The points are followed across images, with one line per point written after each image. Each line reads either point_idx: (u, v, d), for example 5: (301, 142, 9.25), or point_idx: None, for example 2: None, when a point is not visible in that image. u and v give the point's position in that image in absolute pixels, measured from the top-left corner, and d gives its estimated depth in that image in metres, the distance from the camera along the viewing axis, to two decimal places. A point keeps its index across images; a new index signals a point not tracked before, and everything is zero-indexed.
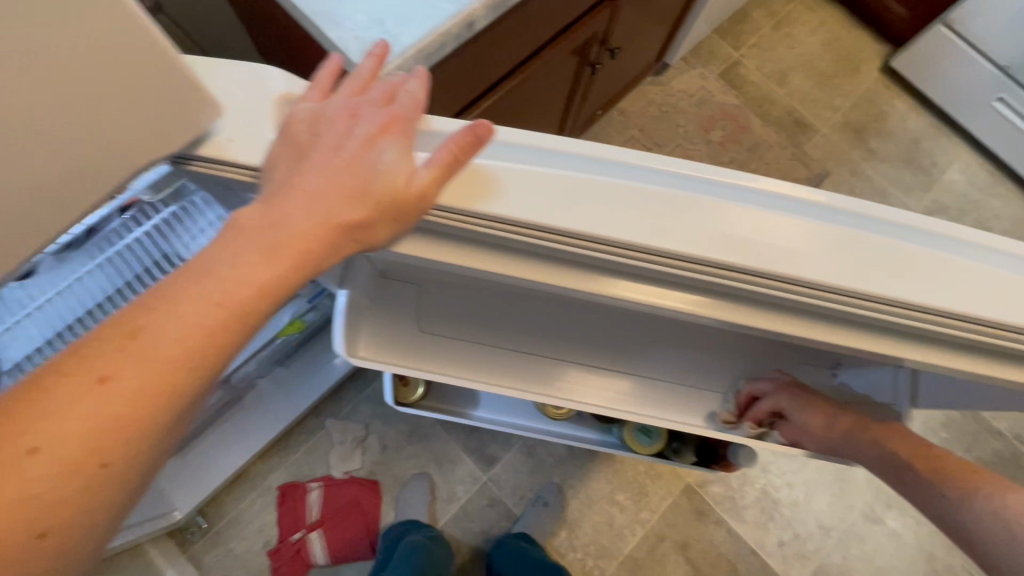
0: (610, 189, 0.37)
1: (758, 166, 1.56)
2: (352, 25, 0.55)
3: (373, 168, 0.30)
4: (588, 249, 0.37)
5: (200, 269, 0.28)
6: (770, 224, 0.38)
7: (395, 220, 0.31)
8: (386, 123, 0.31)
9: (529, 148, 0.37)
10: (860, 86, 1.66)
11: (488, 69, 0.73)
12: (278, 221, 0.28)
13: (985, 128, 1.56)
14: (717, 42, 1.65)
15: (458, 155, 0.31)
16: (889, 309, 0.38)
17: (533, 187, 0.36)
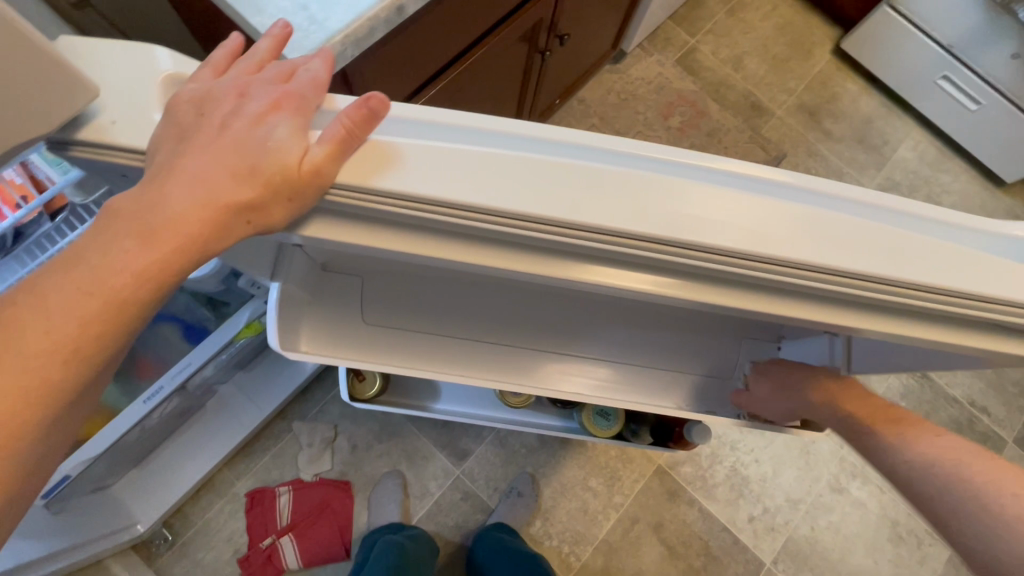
0: (543, 167, 0.33)
1: (717, 150, 1.58)
2: (275, 12, 0.54)
3: (263, 144, 0.29)
4: (524, 231, 0.34)
5: (71, 257, 0.26)
6: (720, 199, 0.35)
7: (291, 201, 0.30)
8: (278, 101, 0.30)
9: (449, 127, 0.34)
10: (813, 69, 1.70)
11: (430, 56, 0.72)
12: (153, 204, 0.27)
13: (932, 105, 1.61)
14: (673, 29, 1.67)
15: (348, 126, 0.30)
16: (849, 284, 0.36)
17: (455, 163, 0.32)
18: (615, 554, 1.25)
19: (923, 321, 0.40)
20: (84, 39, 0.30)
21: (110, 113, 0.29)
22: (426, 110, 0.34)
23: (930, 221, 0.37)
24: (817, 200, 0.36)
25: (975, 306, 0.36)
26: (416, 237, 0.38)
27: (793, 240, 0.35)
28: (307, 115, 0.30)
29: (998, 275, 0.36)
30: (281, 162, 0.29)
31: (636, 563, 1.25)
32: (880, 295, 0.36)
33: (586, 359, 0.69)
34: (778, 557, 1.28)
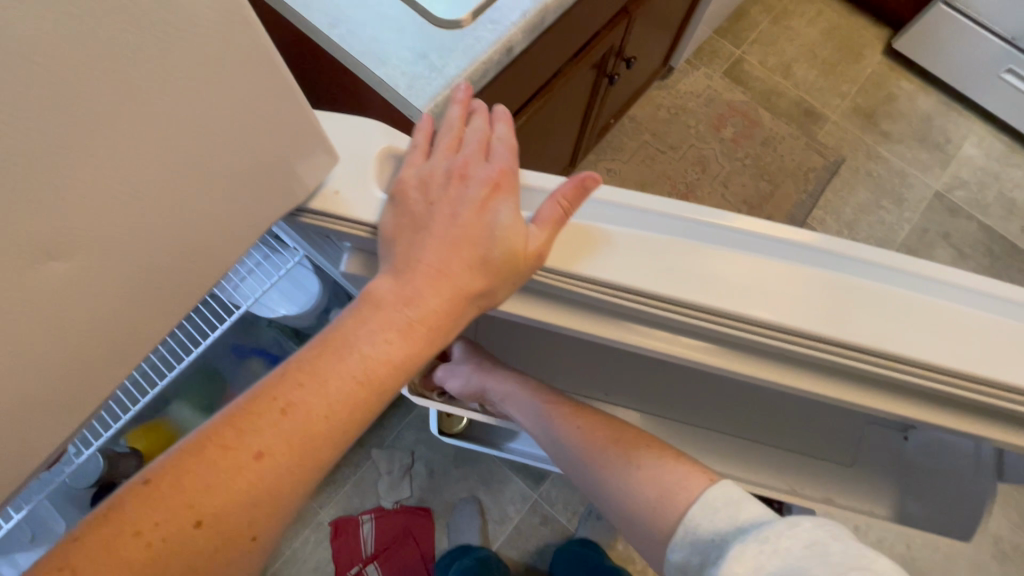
0: (680, 253, 0.40)
1: (773, 158, 1.56)
2: (398, 62, 0.56)
3: (492, 229, 0.37)
4: (658, 312, 0.41)
5: (344, 346, 0.34)
6: (827, 283, 0.40)
7: (513, 279, 0.38)
8: (496, 180, 0.39)
9: (631, 209, 0.42)
10: (865, 70, 1.67)
11: (521, 89, 0.74)
12: (412, 301, 0.35)
13: (996, 100, 1.56)
14: (717, 41, 1.67)
15: (565, 206, 0.39)
16: (945, 379, 0.39)
17: (625, 249, 0.40)
18: None
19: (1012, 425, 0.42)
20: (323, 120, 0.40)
21: (336, 184, 0.38)
22: (610, 191, 0.44)
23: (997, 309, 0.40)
24: (878, 274, 0.41)
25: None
26: (575, 315, 0.44)
27: (847, 314, 0.39)
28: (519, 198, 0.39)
29: None
30: (512, 244, 0.37)
31: None
32: (973, 392, 0.39)
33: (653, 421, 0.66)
34: None
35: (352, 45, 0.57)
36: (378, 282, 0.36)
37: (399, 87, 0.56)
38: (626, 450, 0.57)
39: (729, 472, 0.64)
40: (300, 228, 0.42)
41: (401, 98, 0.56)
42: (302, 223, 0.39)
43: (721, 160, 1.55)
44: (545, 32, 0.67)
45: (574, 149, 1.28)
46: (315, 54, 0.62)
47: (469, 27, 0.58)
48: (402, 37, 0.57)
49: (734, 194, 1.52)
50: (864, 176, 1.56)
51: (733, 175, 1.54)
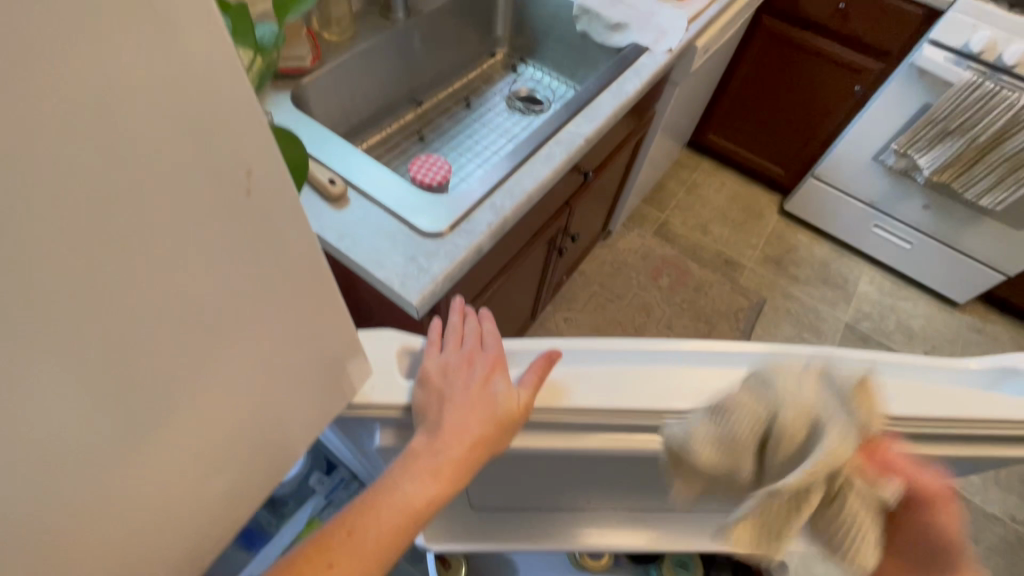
0: (652, 372, 0.51)
1: (706, 302, 1.80)
2: (393, 265, 0.71)
3: (493, 400, 0.47)
4: (652, 420, 0.50)
5: (388, 486, 0.42)
6: (765, 372, 0.52)
7: (510, 431, 0.47)
8: (494, 364, 0.50)
9: (599, 351, 0.53)
10: (767, 227, 2.02)
11: (488, 272, 0.91)
12: (437, 447, 0.44)
13: (874, 247, 1.90)
14: (645, 208, 2.01)
15: (539, 376, 0.49)
16: (864, 425, 0.50)
17: (593, 379, 0.51)
18: None
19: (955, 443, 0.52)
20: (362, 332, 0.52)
21: (371, 384, 0.49)
22: (574, 339, 0.54)
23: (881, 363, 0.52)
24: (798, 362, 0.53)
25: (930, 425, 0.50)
26: (588, 434, 0.52)
27: None
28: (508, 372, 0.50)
29: (937, 403, 0.50)
30: (508, 407, 0.47)
31: None
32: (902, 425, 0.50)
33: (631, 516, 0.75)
34: None
35: (354, 253, 0.71)
36: (412, 438, 0.46)
37: (395, 285, 0.69)
38: None
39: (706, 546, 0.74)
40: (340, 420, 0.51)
41: (394, 291, 0.69)
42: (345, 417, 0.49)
43: (663, 306, 1.77)
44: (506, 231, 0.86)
45: (534, 304, 1.45)
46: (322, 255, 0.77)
47: (447, 235, 0.75)
48: (395, 245, 0.73)
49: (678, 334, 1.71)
50: (785, 314, 1.80)
51: (675, 318, 1.75)
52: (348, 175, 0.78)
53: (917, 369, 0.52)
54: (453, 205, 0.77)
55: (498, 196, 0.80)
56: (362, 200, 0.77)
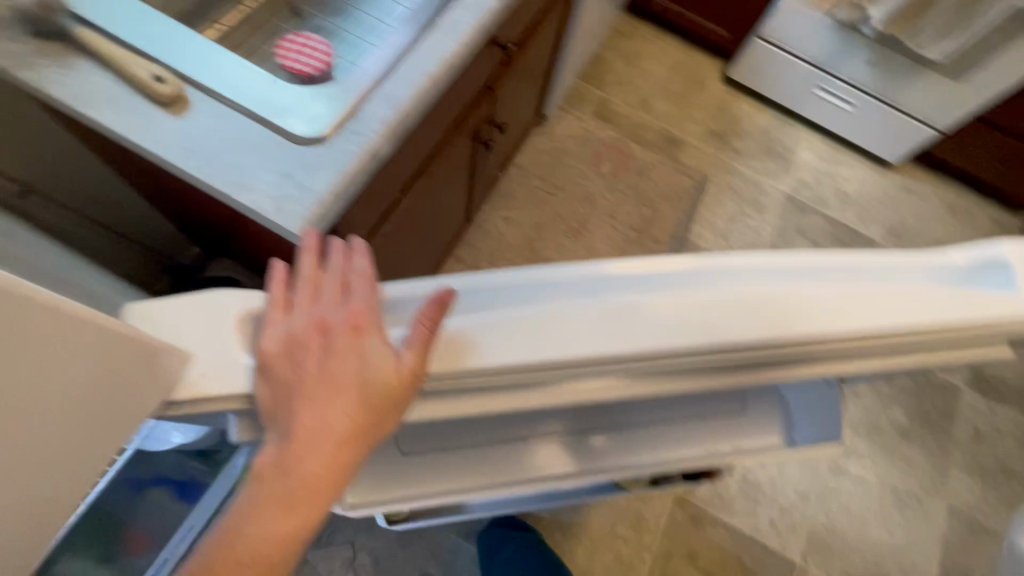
0: (596, 312, 0.36)
1: (649, 186, 1.72)
2: (262, 186, 0.56)
3: (359, 373, 0.29)
4: (599, 366, 0.37)
5: (234, 522, 0.26)
6: (754, 298, 0.38)
7: (399, 411, 0.30)
8: (355, 323, 0.30)
9: (528, 285, 0.38)
10: (709, 98, 1.90)
11: (399, 180, 0.76)
12: (290, 468, 0.27)
13: (818, 112, 1.83)
14: (583, 86, 1.83)
15: (430, 327, 0.30)
16: (871, 340, 0.39)
17: (512, 331, 0.36)
18: None
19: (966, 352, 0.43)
20: (149, 302, 0.34)
21: (198, 366, 0.34)
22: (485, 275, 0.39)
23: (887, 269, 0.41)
24: (803, 274, 0.40)
25: (952, 330, 0.40)
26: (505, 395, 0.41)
27: (787, 320, 0.38)
28: (382, 332, 0.30)
29: (973, 302, 0.39)
30: (380, 384, 0.29)
31: None
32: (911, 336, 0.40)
33: (585, 445, 0.64)
34: (807, 551, 1.35)
35: (211, 176, 0.56)
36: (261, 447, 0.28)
37: (269, 213, 0.55)
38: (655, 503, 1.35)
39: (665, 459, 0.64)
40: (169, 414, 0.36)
41: (269, 221, 0.55)
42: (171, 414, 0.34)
43: (605, 193, 1.68)
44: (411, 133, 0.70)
45: (467, 206, 1.33)
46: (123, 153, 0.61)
47: (331, 141, 0.59)
48: (264, 160, 0.57)
49: (622, 222, 1.64)
50: (728, 190, 1.76)
51: (618, 206, 1.67)
52: (186, 68, 0.59)
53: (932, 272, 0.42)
54: (331, 100, 0.60)
55: (391, 83, 0.63)
56: (211, 102, 0.59)
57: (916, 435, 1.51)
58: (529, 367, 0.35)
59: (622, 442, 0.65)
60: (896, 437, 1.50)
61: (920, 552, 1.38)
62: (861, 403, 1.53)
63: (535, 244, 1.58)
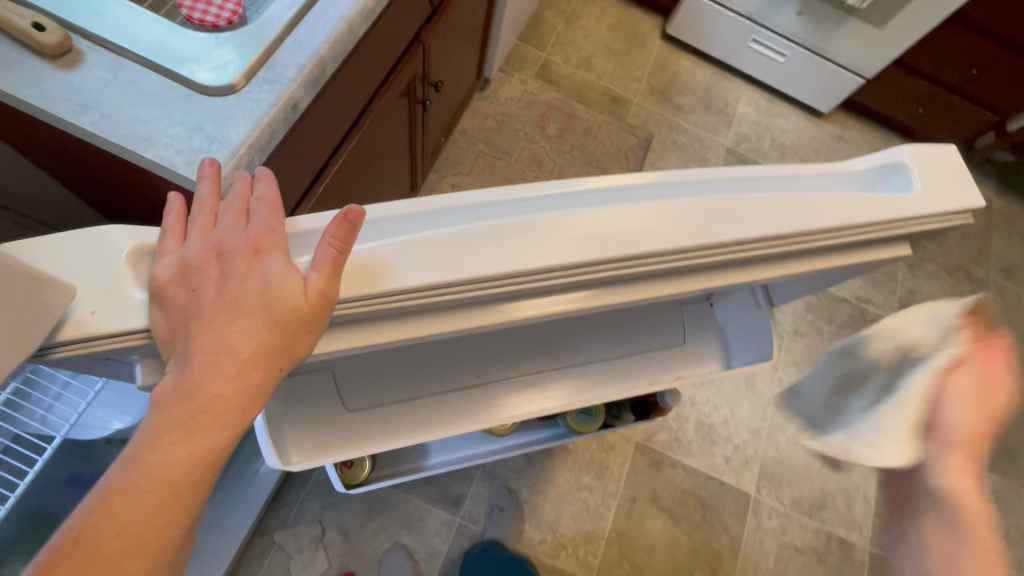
0: (513, 229, 0.37)
1: (595, 146, 1.73)
2: (168, 139, 0.52)
3: (263, 291, 0.27)
4: (523, 283, 0.37)
5: (135, 450, 0.25)
6: (670, 210, 0.39)
7: (313, 332, 0.29)
8: (257, 244, 0.28)
9: (447, 209, 0.37)
10: (650, 55, 1.91)
11: (326, 135, 0.73)
12: (192, 390, 0.25)
13: (753, 66, 1.87)
14: (524, 48, 1.81)
15: (339, 245, 0.29)
16: (781, 242, 0.42)
17: (426, 250, 0.35)
18: (625, 537, 1.33)
19: (863, 249, 0.46)
20: (30, 240, 0.31)
21: (87, 305, 0.30)
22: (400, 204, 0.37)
23: (789, 178, 0.44)
24: (713, 186, 0.42)
25: (851, 231, 0.43)
26: (434, 319, 0.40)
27: (703, 227, 0.39)
28: (288, 252, 0.29)
29: (866, 203, 0.42)
30: (289, 301, 0.27)
31: (646, 537, 1.34)
32: (817, 238, 0.42)
33: (537, 382, 0.66)
34: (760, 483, 1.43)
35: (109, 131, 0.51)
36: (164, 377, 0.27)
37: (178, 167, 0.52)
38: (620, 452, 1.40)
39: (613, 390, 0.66)
40: (65, 365, 0.33)
41: (182, 177, 0.52)
42: (58, 360, 0.31)
43: (553, 155, 1.68)
44: (331, 82, 0.67)
45: (411, 173, 1.30)
46: (6, 114, 0.55)
47: (242, 91, 0.56)
48: (168, 112, 0.53)
49: None
50: (672, 147, 1.79)
51: (566, 167, 1.67)
52: (69, 18, 0.54)
53: (827, 180, 0.45)
54: (239, 47, 0.57)
55: (304, 28, 0.60)
56: (102, 53, 0.54)
57: None
58: (452, 286, 0.35)
59: (577, 377, 0.67)
60: None
61: (861, 473, 1.49)
62: (803, 342, 1.62)
63: None
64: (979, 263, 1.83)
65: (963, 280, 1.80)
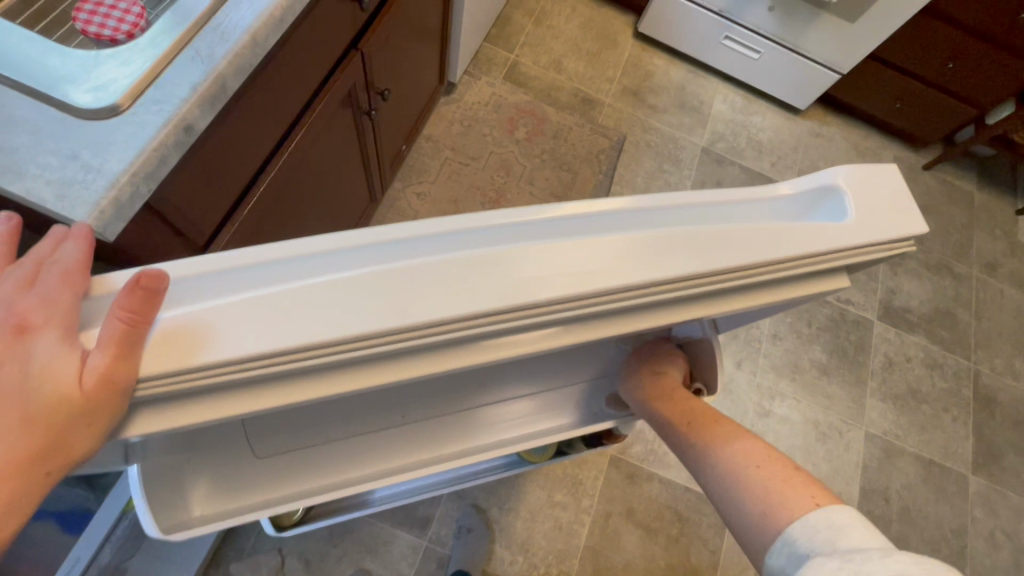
0: (378, 281, 0.31)
1: (566, 149, 1.68)
2: (39, 170, 0.47)
3: (24, 381, 0.26)
4: (400, 341, 0.32)
5: None
6: (578, 247, 0.34)
7: (92, 425, 0.28)
8: (21, 323, 0.27)
9: (303, 257, 0.32)
10: (622, 55, 1.86)
11: (243, 155, 0.68)
12: None
13: (727, 63, 1.83)
14: (491, 50, 1.76)
15: (123, 321, 0.28)
16: (702, 282, 0.37)
17: (265, 313, 0.29)
18: (600, 555, 1.29)
19: (798, 281, 0.42)
20: None
21: None
22: (251, 251, 0.32)
23: (714, 206, 0.39)
24: (627, 217, 0.37)
25: (779, 266, 0.38)
26: (286, 386, 0.33)
27: (614, 268, 0.34)
28: (64, 330, 0.28)
29: (798, 234, 0.38)
30: (57, 390, 0.27)
31: (621, 554, 1.30)
32: (739, 275, 0.38)
33: (490, 409, 0.67)
34: None
35: None
36: None
37: (48, 201, 0.47)
38: (592, 467, 1.35)
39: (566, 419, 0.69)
40: None
41: (53, 212, 0.47)
42: None
43: (522, 160, 1.63)
44: (237, 100, 0.62)
45: (370, 185, 1.25)
46: None
47: (127, 113, 0.51)
48: (39, 139, 0.48)
49: (541, 188, 1.60)
50: (645, 148, 1.74)
51: (536, 172, 1.62)
52: None
53: (758, 207, 0.41)
54: (124, 66, 0.52)
55: (203, 41, 0.55)
56: None
57: (834, 370, 1.58)
58: (311, 351, 0.30)
59: (541, 405, 0.70)
60: (816, 374, 1.57)
61: (842, 480, 1.46)
62: (782, 346, 1.58)
63: None
64: (962, 260, 1.80)
65: (946, 277, 1.76)
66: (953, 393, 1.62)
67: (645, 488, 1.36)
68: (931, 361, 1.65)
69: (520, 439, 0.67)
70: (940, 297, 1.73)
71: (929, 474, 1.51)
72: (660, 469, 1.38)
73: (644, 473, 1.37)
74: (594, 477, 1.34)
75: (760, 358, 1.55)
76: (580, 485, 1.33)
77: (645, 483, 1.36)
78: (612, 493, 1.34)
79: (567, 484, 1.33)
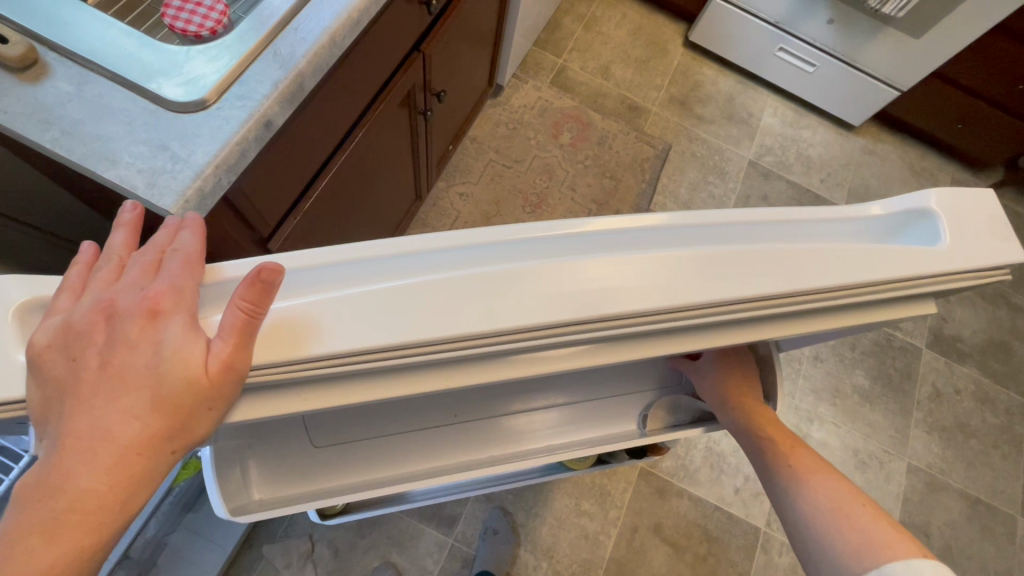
0: (466, 285, 0.31)
1: (610, 156, 1.67)
2: (130, 158, 0.49)
3: (155, 367, 0.27)
4: (482, 345, 0.32)
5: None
6: (662, 260, 0.34)
7: (213, 408, 0.29)
8: (152, 308, 0.28)
9: (385, 257, 0.33)
10: (671, 63, 1.84)
11: (308, 153, 0.70)
12: (63, 481, 0.25)
13: (780, 75, 1.79)
14: (540, 54, 1.76)
15: (246, 311, 0.29)
16: (790, 303, 0.36)
17: (363, 310, 0.30)
18: (624, 568, 1.27)
19: (884, 305, 0.40)
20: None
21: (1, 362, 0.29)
22: (345, 247, 0.33)
23: (802, 225, 0.38)
24: (710, 232, 0.36)
25: (871, 290, 0.37)
26: (370, 383, 0.34)
27: (699, 284, 0.34)
28: (191, 316, 0.29)
29: (892, 259, 0.37)
30: (185, 374, 0.28)
31: (646, 569, 1.28)
32: (829, 298, 0.37)
33: (539, 411, 0.67)
34: (771, 518, 1.36)
35: (72, 150, 0.49)
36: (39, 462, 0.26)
37: (139, 187, 0.49)
38: (620, 478, 1.34)
39: (613, 430, 0.68)
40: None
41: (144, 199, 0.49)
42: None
43: (566, 165, 1.63)
44: (310, 99, 0.64)
45: (416, 184, 1.26)
46: None
47: (212, 107, 0.53)
48: (132, 129, 0.50)
49: (583, 194, 1.59)
50: (690, 158, 1.72)
51: (579, 178, 1.62)
52: (38, 30, 0.52)
53: (847, 227, 0.40)
54: (209, 63, 0.54)
55: (284, 40, 0.57)
56: (68, 65, 0.52)
57: (878, 397, 1.52)
58: (402, 348, 0.30)
59: (584, 414, 0.69)
60: (858, 400, 1.51)
61: None
62: (823, 367, 1.54)
63: (493, 220, 1.52)
64: (1019, 290, 1.72)
65: (1001, 307, 1.68)
66: (1006, 429, 1.54)
67: (675, 503, 1.34)
68: (982, 394, 1.57)
69: (567, 447, 0.67)
70: (995, 328, 1.65)
71: (975, 512, 1.44)
72: (689, 487, 1.35)
73: (674, 488, 1.35)
74: (622, 489, 1.33)
75: (800, 380, 1.51)
76: (608, 494, 1.32)
77: (673, 498, 1.34)
78: (639, 506, 1.32)
79: (595, 493, 1.32)
